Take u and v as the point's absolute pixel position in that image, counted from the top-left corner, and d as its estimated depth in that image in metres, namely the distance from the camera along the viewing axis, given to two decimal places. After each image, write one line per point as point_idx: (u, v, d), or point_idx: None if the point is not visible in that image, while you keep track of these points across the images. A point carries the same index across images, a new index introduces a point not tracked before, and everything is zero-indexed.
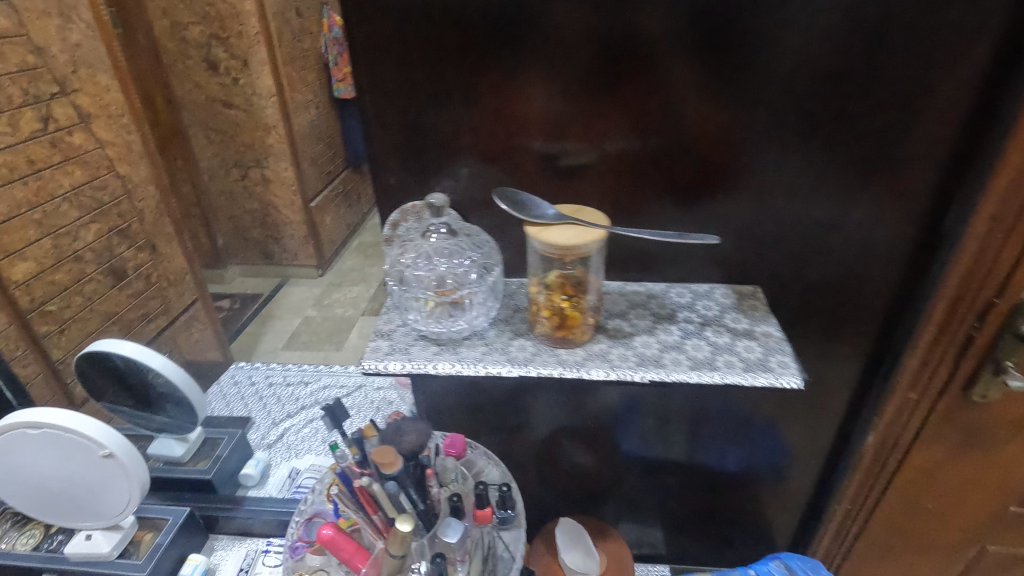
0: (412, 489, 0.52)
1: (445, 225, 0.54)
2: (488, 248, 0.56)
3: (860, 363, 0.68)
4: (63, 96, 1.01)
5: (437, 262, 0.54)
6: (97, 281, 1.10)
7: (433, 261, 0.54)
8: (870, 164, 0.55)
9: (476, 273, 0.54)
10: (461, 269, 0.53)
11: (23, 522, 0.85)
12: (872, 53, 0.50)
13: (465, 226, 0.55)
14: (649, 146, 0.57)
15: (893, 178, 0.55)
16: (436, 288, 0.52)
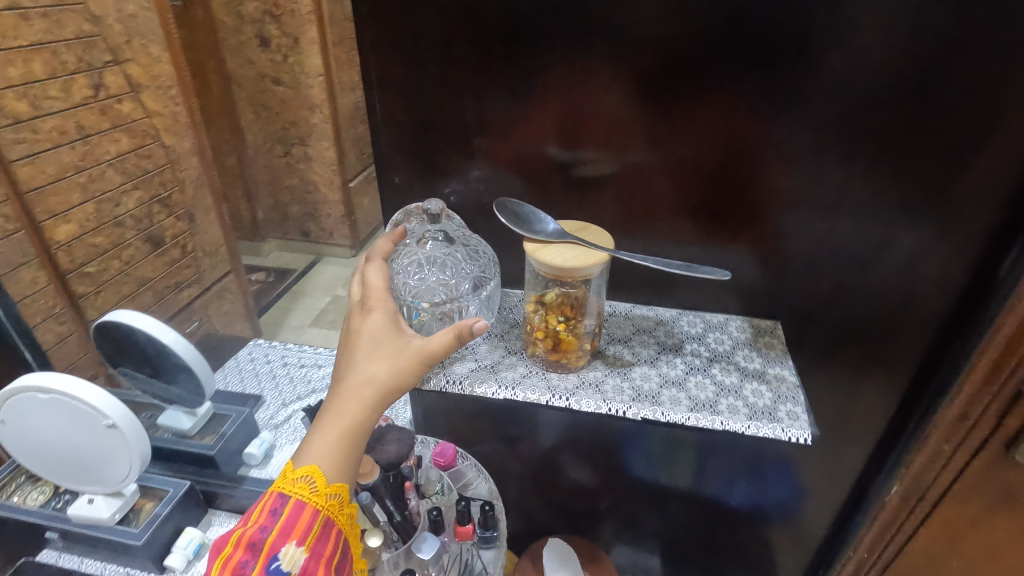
0: (387, 501, 0.52)
1: (441, 233, 0.54)
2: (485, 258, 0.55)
3: (887, 413, 0.62)
4: (115, 64, 0.95)
5: (429, 270, 0.54)
6: (135, 248, 1.04)
7: (426, 269, 0.54)
8: (913, 199, 0.49)
9: (469, 285, 0.54)
10: (454, 281, 0.54)
11: (36, 478, 0.90)
12: (921, 76, 0.44)
13: (462, 234, 0.55)
14: (669, 163, 0.53)
15: (939, 218, 0.49)
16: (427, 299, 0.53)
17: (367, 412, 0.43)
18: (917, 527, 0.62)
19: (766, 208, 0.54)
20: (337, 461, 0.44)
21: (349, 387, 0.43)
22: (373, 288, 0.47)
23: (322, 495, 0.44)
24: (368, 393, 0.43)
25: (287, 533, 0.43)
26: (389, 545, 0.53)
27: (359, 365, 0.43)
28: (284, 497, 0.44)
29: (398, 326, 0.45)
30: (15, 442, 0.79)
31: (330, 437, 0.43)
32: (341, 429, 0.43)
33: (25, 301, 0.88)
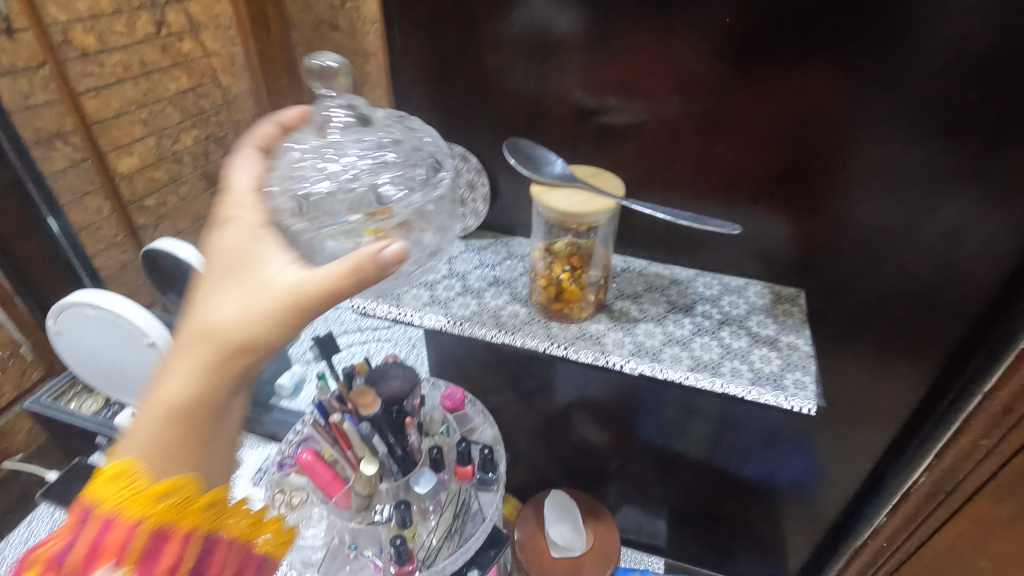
0: (388, 436, 0.52)
1: (339, 109, 0.53)
2: (398, 128, 0.54)
3: (914, 397, 0.58)
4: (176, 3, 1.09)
5: (341, 157, 0.51)
6: (191, 183, 1.23)
7: (339, 157, 0.51)
8: (965, 164, 0.45)
9: (387, 158, 0.52)
10: (369, 162, 0.51)
11: (91, 389, 0.99)
12: (978, 24, 0.40)
13: (365, 110, 0.53)
14: (696, 116, 0.51)
15: (993, 187, 0.45)
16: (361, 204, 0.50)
17: (202, 374, 0.36)
18: (942, 521, 0.57)
19: (795, 169, 0.51)
20: (163, 443, 0.36)
21: (189, 336, 0.37)
22: (239, 192, 0.43)
23: (146, 500, 0.35)
24: (210, 347, 0.36)
25: (96, 557, 0.34)
26: (390, 477, 0.55)
27: (204, 307, 0.37)
28: (91, 512, 0.35)
29: (253, 250, 0.39)
30: (70, 353, 0.86)
31: (158, 407, 0.36)
32: (166, 402, 0.36)
33: (86, 229, 1.02)
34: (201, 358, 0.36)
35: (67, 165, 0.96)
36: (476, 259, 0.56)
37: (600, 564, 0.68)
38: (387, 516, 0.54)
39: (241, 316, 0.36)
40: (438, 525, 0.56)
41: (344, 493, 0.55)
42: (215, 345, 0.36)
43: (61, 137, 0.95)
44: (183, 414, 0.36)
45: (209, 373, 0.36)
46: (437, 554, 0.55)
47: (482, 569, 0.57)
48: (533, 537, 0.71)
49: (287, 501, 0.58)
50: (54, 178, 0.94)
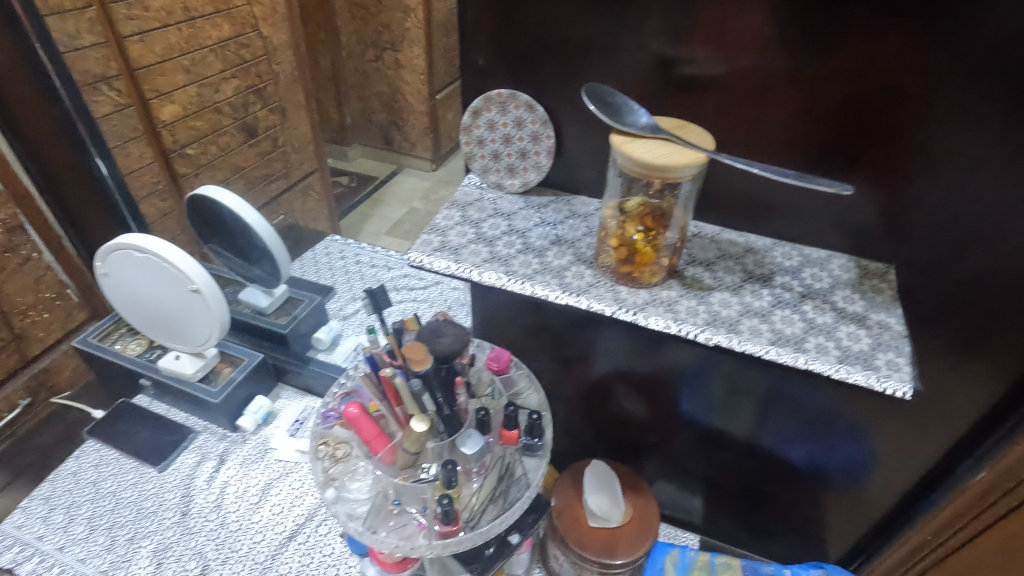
0: (437, 394, 0.51)
1: None
2: None
3: (997, 389, 0.54)
4: None
5: None
6: (231, 135, 1.17)
7: None
8: None
9: None
10: None
11: (134, 331, 1.00)
12: None
13: None
14: (792, 74, 0.47)
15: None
16: None
17: None
18: (999, 514, 0.55)
19: (896, 139, 0.47)
20: None
21: None
22: None
23: None
24: None
25: None
26: (436, 437, 0.53)
27: None
28: None
29: None
30: (117, 295, 0.86)
31: None
32: None
33: (131, 174, 0.99)
34: None
35: (111, 110, 0.93)
36: (537, 216, 0.56)
37: (638, 538, 0.66)
38: (433, 475, 0.53)
39: None
40: (480, 487, 0.56)
41: (389, 450, 0.54)
42: None
43: (107, 80, 0.91)
44: None
45: None
46: (481, 516, 0.54)
47: (522, 533, 0.60)
48: (570, 506, 0.70)
49: (332, 453, 0.59)
50: (100, 121, 0.92)
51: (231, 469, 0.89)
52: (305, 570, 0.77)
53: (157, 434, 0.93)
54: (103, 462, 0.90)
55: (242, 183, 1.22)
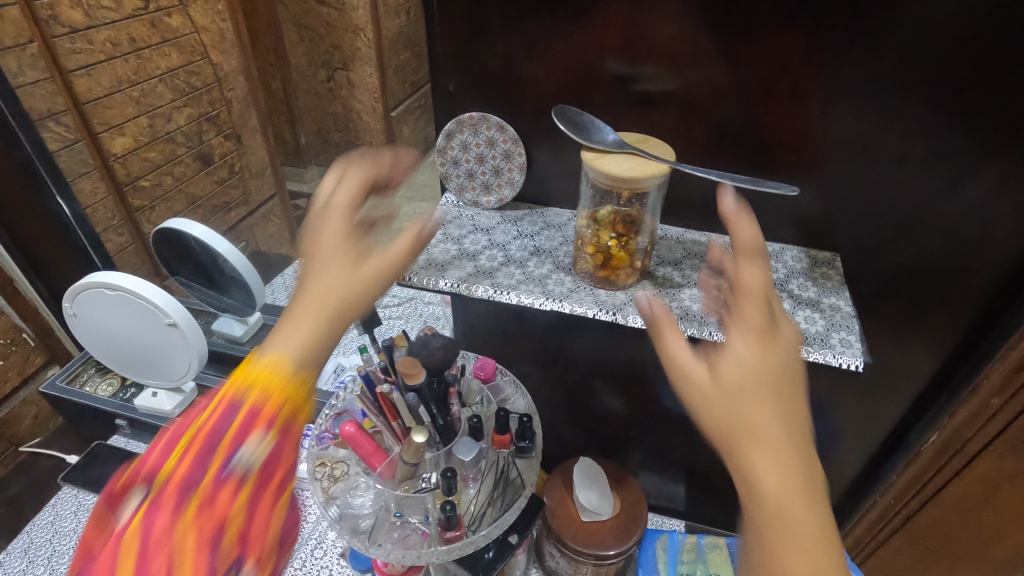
0: (431, 406, 0.54)
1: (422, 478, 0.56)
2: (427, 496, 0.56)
3: (939, 357, 0.60)
4: None
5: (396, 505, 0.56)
6: (186, 164, 1.18)
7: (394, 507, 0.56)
8: (994, 128, 0.47)
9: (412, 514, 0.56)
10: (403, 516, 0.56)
11: (104, 371, 0.98)
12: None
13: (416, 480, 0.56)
14: (746, 87, 0.52)
15: (1017, 163, 0.48)
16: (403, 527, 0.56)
17: (321, 267, 0.45)
18: (954, 471, 0.62)
19: (832, 141, 0.53)
20: (305, 353, 0.44)
21: (313, 285, 0.44)
22: (335, 205, 0.48)
23: (271, 387, 0.42)
24: (329, 303, 0.44)
25: (232, 429, 0.41)
26: (432, 447, 0.56)
27: (317, 274, 0.45)
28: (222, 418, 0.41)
29: (346, 256, 0.46)
30: (88, 336, 0.85)
31: (301, 332, 0.44)
32: (310, 302, 0.44)
33: (89, 209, 0.98)
34: (315, 322, 0.44)
35: (62, 145, 0.91)
36: (514, 229, 0.60)
37: (626, 533, 0.69)
38: (433, 484, 0.56)
39: (313, 352, 0.44)
40: (478, 493, 0.58)
41: (388, 464, 0.55)
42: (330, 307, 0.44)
43: (54, 117, 0.90)
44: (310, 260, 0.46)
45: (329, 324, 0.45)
46: (481, 520, 0.56)
47: (520, 534, 0.63)
48: (563, 503, 0.72)
49: (329, 473, 0.60)
50: (56, 155, 0.91)
51: None
52: None
53: None
54: (82, 507, 0.87)
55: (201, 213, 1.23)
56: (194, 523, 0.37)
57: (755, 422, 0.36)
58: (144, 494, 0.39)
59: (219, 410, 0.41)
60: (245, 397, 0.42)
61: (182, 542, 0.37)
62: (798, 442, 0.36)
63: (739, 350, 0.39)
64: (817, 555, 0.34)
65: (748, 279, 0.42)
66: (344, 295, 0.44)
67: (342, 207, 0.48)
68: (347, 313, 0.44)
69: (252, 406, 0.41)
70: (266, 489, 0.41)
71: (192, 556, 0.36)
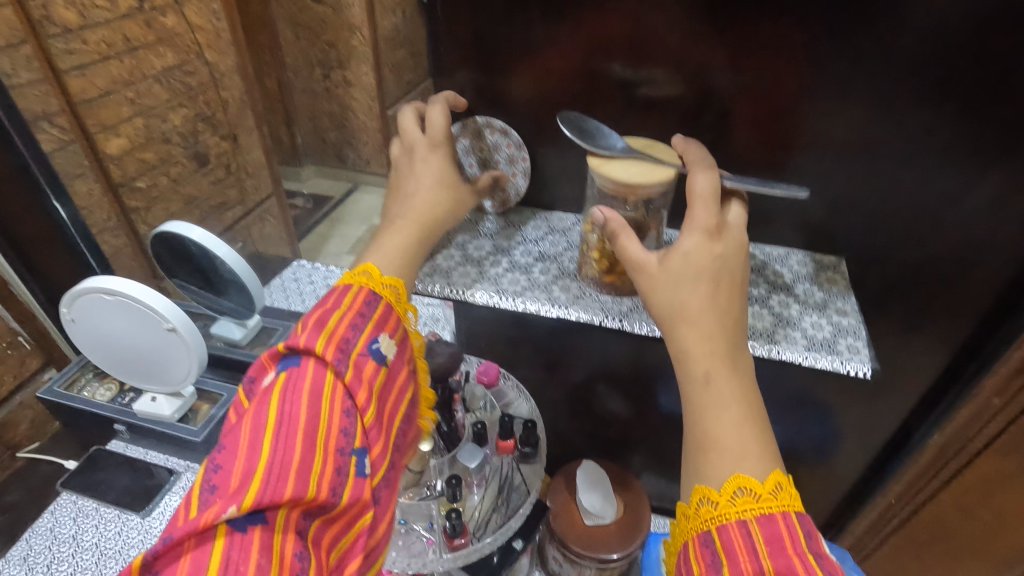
0: (436, 413, 0.56)
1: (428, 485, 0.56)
2: (432, 503, 0.55)
3: (944, 359, 0.60)
4: None
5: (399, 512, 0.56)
6: (182, 164, 1.16)
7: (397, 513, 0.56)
8: (999, 133, 0.47)
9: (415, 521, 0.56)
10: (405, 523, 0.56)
11: (102, 375, 0.97)
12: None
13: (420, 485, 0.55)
14: (751, 91, 0.52)
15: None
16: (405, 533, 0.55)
17: (428, 180, 0.52)
18: (950, 475, 0.62)
19: (837, 145, 0.53)
20: (400, 261, 0.50)
21: (419, 198, 0.52)
22: (434, 126, 0.53)
23: (379, 284, 0.48)
24: (430, 215, 0.52)
25: (363, 329, 0.45)
26: (437, 453, 0.57)
27: (421, 188, 0.52)
28: (358, 310, 0.46)
29: (446, 170, 0.53)
30: (85, 340, 0.84)
31: (399, 240, 0.51)
32: (416, 209, 0.52)
33: (85, 211, 0.98)
34: (415, 231, 0.51)
35: (56, 147, 0.91)
36: (518, 234, 0.60)
37: (629, 535, 0.69)
38: (438, 491, 0.56)
39: (407, 259, 0.51)
40: (482, 499, 0.58)
41: None
42: (428, 220, 0.52)
43: (48, 118, 0.89)
44: (408, 172, 0.53)
45: (425, 236, 0.52)
46: (486, 527, 0.56)
47: (526, 538, 0.62)
48: (566, 507, 0.72)
49: None
50: (51, 156, 0.91)
51: None
52: None
53: (137, 479, 0.90)
54: (82, 513, 0.87)
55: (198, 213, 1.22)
56: (334, 393, 0.42)
57: (690, 304, 0.43)
58: (290, 362, 0.43)
59: (358, 301, 0.46)
60: (378, 294, 0.48)
61: (323, 413, 0.41)
62: (729, 328, 0.43)
63: (686, 246, 0.43)
64: (748, 435, 0.40)
65: (697, 184, 0.44)
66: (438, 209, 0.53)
67: (441, 135, 0.53)
68: (443, 224, 0.53)
69: (384, 304, 0.47)
70: (386, 381, 0.46)
71: (329, 431, 0.40)
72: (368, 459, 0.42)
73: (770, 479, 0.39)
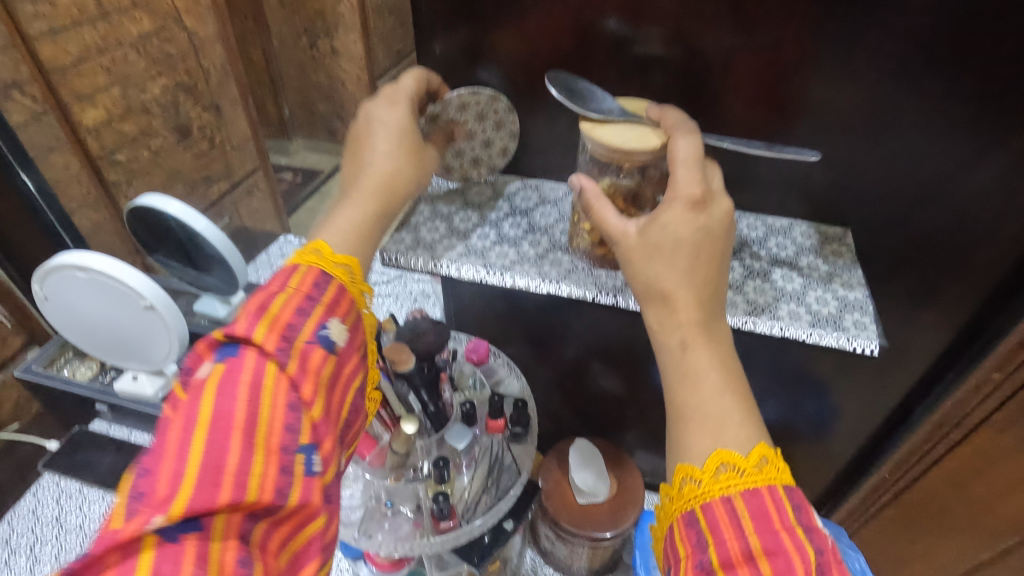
0: (422, 392, 0.53)
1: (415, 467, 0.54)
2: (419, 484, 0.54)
3: (946, 336, 0.58)
4: None
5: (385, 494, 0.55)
6: (163, 137, 1.11)
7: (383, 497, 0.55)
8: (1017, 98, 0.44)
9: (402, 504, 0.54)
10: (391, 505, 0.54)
11: (83, 354, 0.95)
12: None
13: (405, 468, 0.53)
14: (754, 53, 0.48)
15: None
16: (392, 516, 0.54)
17: (382, 147, 0.48)
18: (944, 453, 0.61)
19: (843, 111, 0.50)
20: (352, 233, 0.46)
21: (374, 164, 0.48)
22: (400, 87, 0.50)
23: (330, 263, 0.44)
24: (387, 184, 0.47)
25: (311, 312, 0.41)
26: (423, 434, 0.55)
27: (378, 153, 0.48)
28: (311, 291, 0.42)
29: (404, 135, 0.49)
30: (61, 319, 0.81)
31: (354, 210, 0.46)
32: (370, 176, 0.47)
33: (59, 185, 0.94)
34: (369, 199, 0.47)
35: (27, 118, 0.87)
36: (508, 205, 0.58)
37: (624, 512, 0.68)
38: (426, 473, 0.54)
39: (361, 230, 0.46)
40: (471, 480, 0.56)
41: (377, 452, 0.53)
42: (384, 188, 0.47)
43: (18, 86, 0.84)
44: (366, 137, 0.49)
45: (381, 205, 0.47)
46: (475, 508, 0.55)
47: (517, 518, 0.61)
48: (558, 485, 0.71)
49: None
50: (20, 130, 0.86)
51: None
52: None
53: (122, 459, 0.89)
54: (65, 495, 0.85)
55: (182, 187, 1.18)
56: (277, 384, 0.37)
57: (664, 281, 0.40)
58: (226, 352, 0.38)
59: (307, 282, 0.42)
60: (328, 272, 0.43)
61: (264, 405, 0.35)
62: (706, 301, 0.41)
63: (667, 214, 0.40)
64: (736, 415, 0.38)
65: (680, 148, 0.41)
66: (388, 180, 0.48)
67: (403, 96, 0.50)
68: (400, 193, 0.48)
69: (337, 284, 0.43)
70: (337, 370, 0.41)
71: (269, 425, 0.35)
72: (319, 455, 0.37)
73: (754, 453, 0.37)
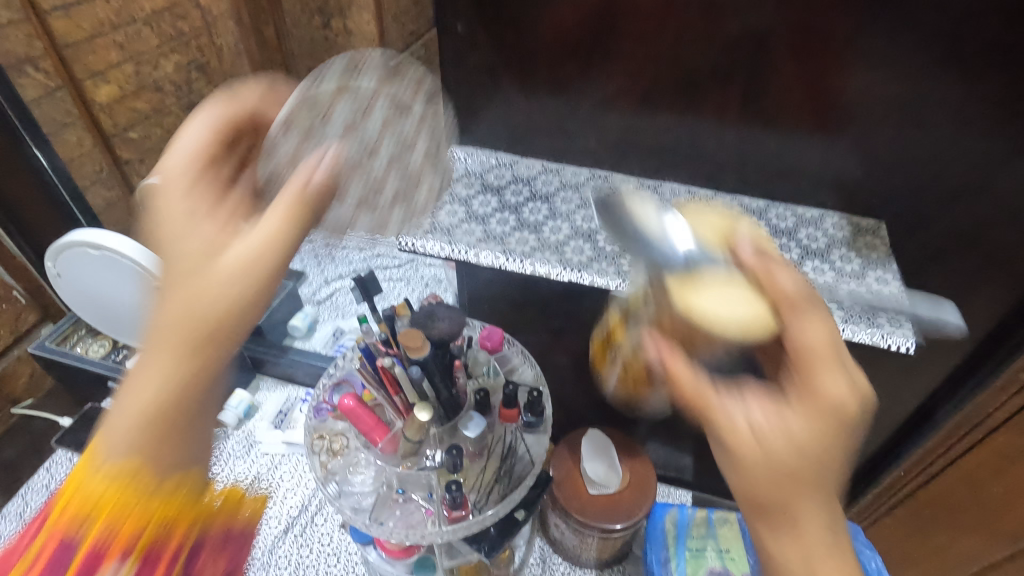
0: (437, 378, 0.51)
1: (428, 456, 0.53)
2: (430, 473, 0.53)
3: (976, 334, 0.56)
4: None
5: (397, 482, 0.54)
6: (177, 116, 1.06)
7: (396, 484, 0.54)
8: None
9: (414, 492, 0.54)
10: (403, 493, 0.54)
11: (96, 332, 0.95)
12: None
13: (415, 456, 0.53)
14: (784, 33, 0.46)
15: None
16: (404, 503, 0.54)
17: (189, 243, 0.37)
18: (965, 449, 0.60)
19: (874, 96, 0.48)
20: (158, 402, 0.35)
21: (194, 269, 0.37)
22: (192, 149, 0.39)
23: (99, 514, 0.34)
24: (210, 300, 0.36)
25: None
26: (438, 422, 0.53)
27: (188, 233, 0.38)
28: (59, 549, 0.34)
29: (224, 230, 0.38)
30: (73, 296, 0.81)
31: (154, 373, 0.35)
32: (191, 308, 0.36)
33: (71, 162, 0.94)
34: (169, 344, 0.35)
35: (41, 94, 0.86)
36: (527, 189, 0.59)
37: (637, 503, 0.67)
38: (438, 462, 0.53)
39: (178, 382, 0.35)
40: (485, 469, 0.56)
41: (389, 440, 0.53)
42: (199, 307, 0.36)
43: (31, 62, 0.84)
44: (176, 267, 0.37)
45: (201, 348, 0.36)
46: (488, 498, 0.54)
47: (529, 509, 0.60)
48: (570, 475, 0.70)
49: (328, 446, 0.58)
50: (32, 104, 0.86)
51: (216, 467, 0.86)
52: (304, 562, 0.76)
53: None
54: None
55: None
56: None
57: None
58: None
59: (40, 561, 0.33)
60: (77, 534, 0.34)
61: None
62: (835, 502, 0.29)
63: (757, 417, 0.40)
64: None
65: (730, 414, 0.40)
66: (217, 318, 0.36)
67: (195, 164, 0.39)
68: (223, 317, 0.36)
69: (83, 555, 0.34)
70: None
71: None
72: None
73: None
